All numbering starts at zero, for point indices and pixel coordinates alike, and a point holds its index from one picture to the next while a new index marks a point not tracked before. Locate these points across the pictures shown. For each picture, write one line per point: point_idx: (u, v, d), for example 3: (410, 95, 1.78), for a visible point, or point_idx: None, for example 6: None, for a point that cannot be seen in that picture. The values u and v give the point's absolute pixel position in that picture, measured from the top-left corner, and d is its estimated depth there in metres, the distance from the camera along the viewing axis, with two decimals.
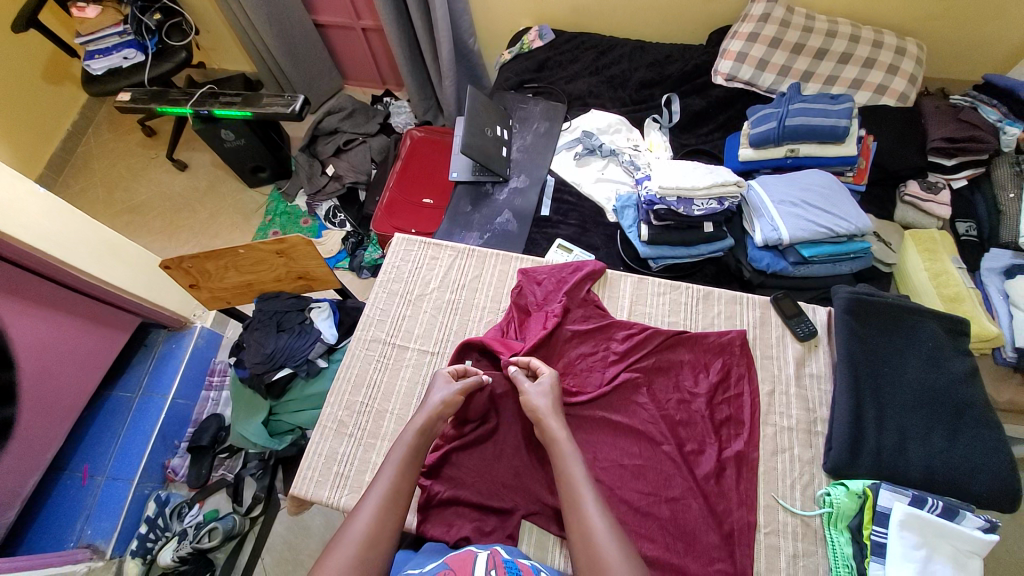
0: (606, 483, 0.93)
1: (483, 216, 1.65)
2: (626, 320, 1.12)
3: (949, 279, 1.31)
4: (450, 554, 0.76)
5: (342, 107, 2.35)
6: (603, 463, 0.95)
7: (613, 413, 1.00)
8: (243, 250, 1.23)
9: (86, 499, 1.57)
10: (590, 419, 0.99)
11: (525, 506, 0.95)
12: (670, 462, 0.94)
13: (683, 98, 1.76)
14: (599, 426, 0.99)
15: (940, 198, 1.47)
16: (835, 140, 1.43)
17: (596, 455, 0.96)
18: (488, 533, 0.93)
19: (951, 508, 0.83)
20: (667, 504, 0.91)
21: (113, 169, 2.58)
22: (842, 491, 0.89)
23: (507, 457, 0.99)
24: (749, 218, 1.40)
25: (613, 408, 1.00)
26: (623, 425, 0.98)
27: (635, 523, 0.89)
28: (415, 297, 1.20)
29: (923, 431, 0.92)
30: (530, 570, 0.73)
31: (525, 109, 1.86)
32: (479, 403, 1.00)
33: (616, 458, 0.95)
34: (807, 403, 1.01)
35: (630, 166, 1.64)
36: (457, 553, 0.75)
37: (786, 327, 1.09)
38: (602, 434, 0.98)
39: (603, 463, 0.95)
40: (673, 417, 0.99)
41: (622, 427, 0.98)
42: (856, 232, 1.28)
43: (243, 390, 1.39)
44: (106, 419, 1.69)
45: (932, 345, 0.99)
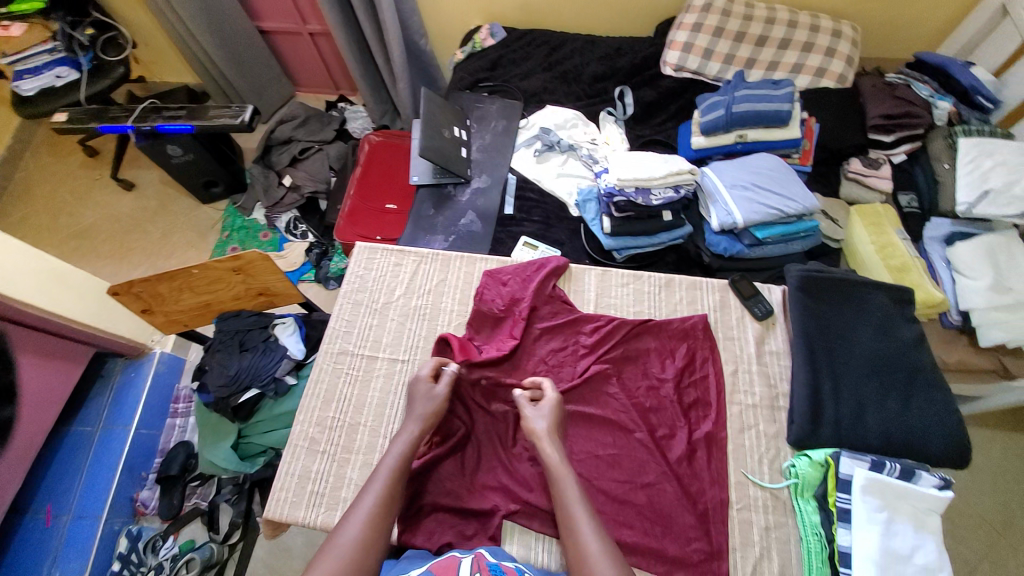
0: (588, 474, 0.94)
1: (446, 218, 1.64)
2: (593, 313, 1.13)
3: (894, 250, 1.38)
4: (434, 561, 0.75)
5: (294, 115, 2.29)
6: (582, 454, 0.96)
7: (586, 405, 1.01)
8: (197, 270, 1.19)
9: (52, 541, 1.48)
10: (564, 414, 1.00)
11: (505, 506, 0.93)
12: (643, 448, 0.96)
13: (636, 90, 1.80)
14: (571, 420, 0.99)
15: (881, 173, 1.55)
16: (780, 124, 1.49)
17: (574, 448, 0.97)
18: (470, 537, 0.91)
19: (908, 470, 0.87)
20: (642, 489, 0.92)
21: (52, 193, 2.43)
22: (806, 461, 0.92)
23: (486, 460, 0.99)
24: (705, 204, 1.44)
25: (583, 400, 1.01)
26: (597, 416, 0.99)
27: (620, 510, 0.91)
28: (381, 305, 1.17)
29: (878, 398, 0.96)
30: (515, 572, 0.73)
31: (481, 108, 1.85)
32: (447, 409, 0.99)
33: (594, 448, 0.97)
34: (770, 380, 1.04)
35: (588, 160, 1.65)
36: (440, 559, 0.75)
37: (744, 308, 1.12)
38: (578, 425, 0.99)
39: (583, 456, 0.96)
40: (647, 404, 1.00)
41: (595, 417, 0.99)
42: (805, 210, 1.33)
43: (209, 416, 1.33)
44: (67, 455, 1.60)
45: (881, 314, 1.04)
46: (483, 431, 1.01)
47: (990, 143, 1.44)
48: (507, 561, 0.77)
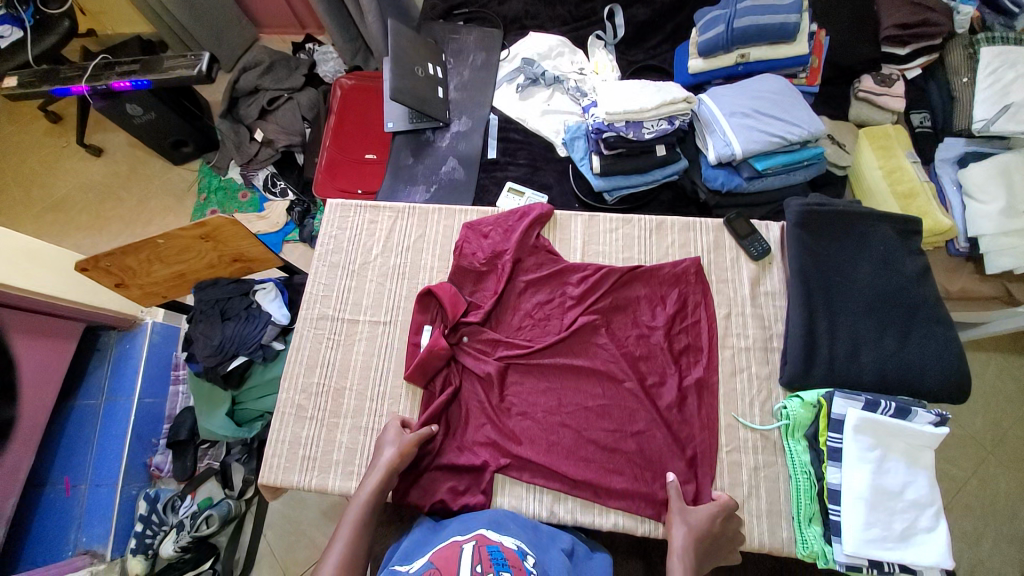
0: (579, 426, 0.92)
1: (427, 167, 1.54)
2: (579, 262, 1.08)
3: (903, 175, 1.29)
4: (435, 548, 0.76)
5: (258, 61, 2.10)
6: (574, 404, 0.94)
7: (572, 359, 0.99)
8: (162, 240, 1.13)
9: (74, 508, 1.56)
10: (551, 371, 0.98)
11: (494, 461, 0.93)
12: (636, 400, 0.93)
13: (627, 9, 1.61)
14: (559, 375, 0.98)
15: (894, 91, 1.40)
16: (785, 39, 1.34)
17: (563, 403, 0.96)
18: (463, 492, 0.93)
19: (904, 407, 0.85)
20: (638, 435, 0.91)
21: (19, 163, 2.32)
22: (797, 403, 0.89)
23: (475, 417, 0.97)
24: (701, 135, 1.33)
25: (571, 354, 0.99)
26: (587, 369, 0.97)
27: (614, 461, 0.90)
28: (358, 267, 1.12)
29: (875, 335, 0.92)
30: (516, 558, 0.73)
31: (457, 41, 1.68)
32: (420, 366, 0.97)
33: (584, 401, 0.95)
34: (763, 321, 1.00)
35: (575, 94, 1.52)
36: (442, 547, 0.75)
37: (740, 248, 1.06)
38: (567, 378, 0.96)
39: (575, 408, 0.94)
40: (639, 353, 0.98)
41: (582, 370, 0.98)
42: (809, 137, 1.23)
43: (202, 384, 1.33)
44: (75, 429, 1.64)
45: (884, 247, 0.97)
46: (470, 388, 0.99)
47: (1015, 52, 1.33)
48: (508, 540, 0.78)
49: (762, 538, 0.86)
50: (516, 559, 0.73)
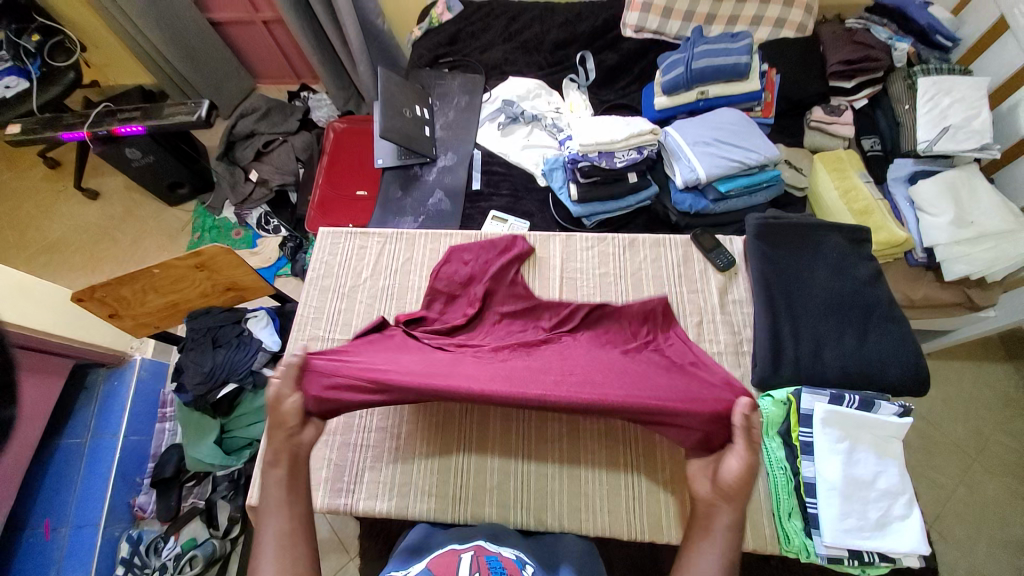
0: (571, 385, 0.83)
1: (415, 199, 1.63)
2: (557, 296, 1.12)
3: (857, 194, 1.40)
4: (433, 556, 0.77)
5: (255, 108, 2.23)
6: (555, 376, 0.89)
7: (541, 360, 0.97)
8: (158, 270, 1.17)
9: (53, 553, 1.47)
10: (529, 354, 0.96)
11: None
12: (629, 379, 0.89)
13: (597, 55, 1.78)
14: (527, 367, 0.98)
15: (842, 120, 1.55)
16: (739, 77, 1.48)
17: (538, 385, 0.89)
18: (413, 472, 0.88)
19: (868, 400, 0.89)
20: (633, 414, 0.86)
21: (15, 208, 2.37)
22: (769, 401, 0.95)
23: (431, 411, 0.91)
24: (668, 163, 1.45)
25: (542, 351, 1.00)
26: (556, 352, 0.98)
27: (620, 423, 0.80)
28: (349, 289, 1.18)
29: (836, 335, 0.98)
30: (514, 565, 0.74)
31: (443, 85, 1.82)
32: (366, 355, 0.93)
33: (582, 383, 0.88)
34: (733, 327, 1.06)
35: (553, 129, 1.64)
36: (439, 555, 0.76)
37: (707, 260, 1.14)
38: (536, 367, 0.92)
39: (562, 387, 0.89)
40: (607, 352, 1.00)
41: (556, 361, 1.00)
42: (766, 161, 1.34)
43: (191, 414, 1.33)
44: (61, 468, 1.56)
45: (838, 254, 1.05)
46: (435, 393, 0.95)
47: (948, 80, 1.45)
48: (507, 551, 0.80)
49: (747, 537, 0.89)
50: (514, 567, 0.74)
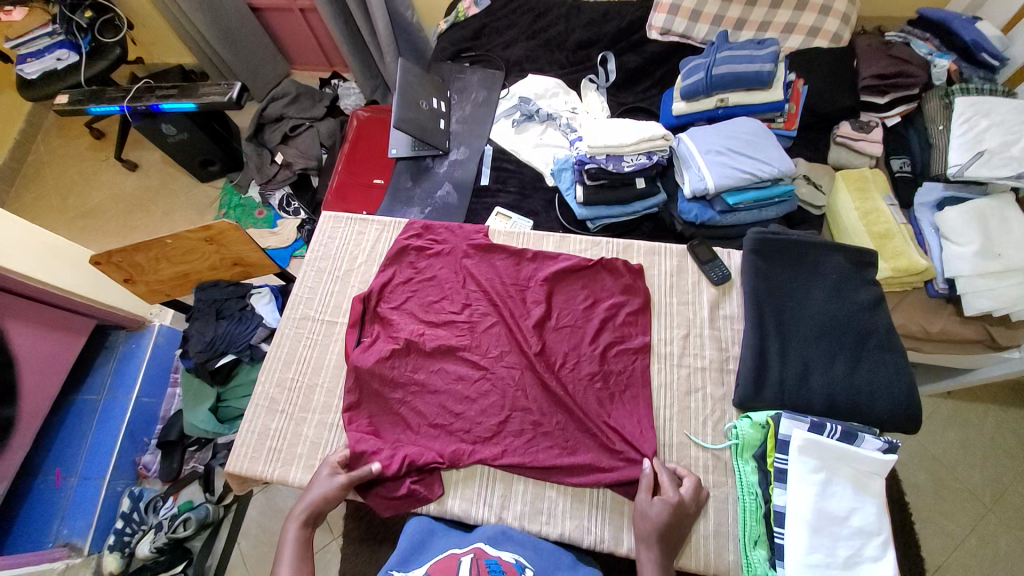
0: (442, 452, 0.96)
1: (423, 190, 1.64)
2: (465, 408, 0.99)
3: (878, 216, 1.34)
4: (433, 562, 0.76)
5: (285, 92, 2.31)
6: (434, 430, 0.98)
7: (579, 333, 1.03)
8: (170, 240, 1.23)
9: (60, 501, 1.65)
10: (435, 403, 1.00)
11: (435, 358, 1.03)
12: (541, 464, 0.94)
13: (620, 56, 1.75)
14: (451, 375, 1.02)
15: (871, 137, 1.47)
16: (762, 85, 1.42)
17: (603, 345, 1.01)
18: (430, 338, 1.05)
19: (852, 432, 0.84)
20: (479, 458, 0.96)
21: (63, 175, 2.54)
22: (747, 423, 0.90)
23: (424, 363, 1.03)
24: (679, 171, 1.41)
25: (485, 399, 1.00)
26: (435, 411, 1.00)
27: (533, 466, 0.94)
28: (344, 273, 1.17)
29: (826, 360, 0.92)
30: (513, 569, 0.75)
31: (462, 79, 1.83)
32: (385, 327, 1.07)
33: (433, 406, 1.00)
34: (720, 344, 1.01)
35: (566, 129, 1.63)
36: (441, 561, 0.76)
37: (702, 273, 1.08)
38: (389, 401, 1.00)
39: (430, 417, 0.99)
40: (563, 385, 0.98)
41: (513, 401, 0.99)
42: (780, 174, 1.28)
43: (191, 380, 1.37)
44: (74, 422, 1.75)
45: (837, 277, 0.98)
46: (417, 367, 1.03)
47: (987, 102, 1.35)
48: (506, 555, 0.80)
49: (706, 558, 0.85)
50: (513, 571, 0.75)
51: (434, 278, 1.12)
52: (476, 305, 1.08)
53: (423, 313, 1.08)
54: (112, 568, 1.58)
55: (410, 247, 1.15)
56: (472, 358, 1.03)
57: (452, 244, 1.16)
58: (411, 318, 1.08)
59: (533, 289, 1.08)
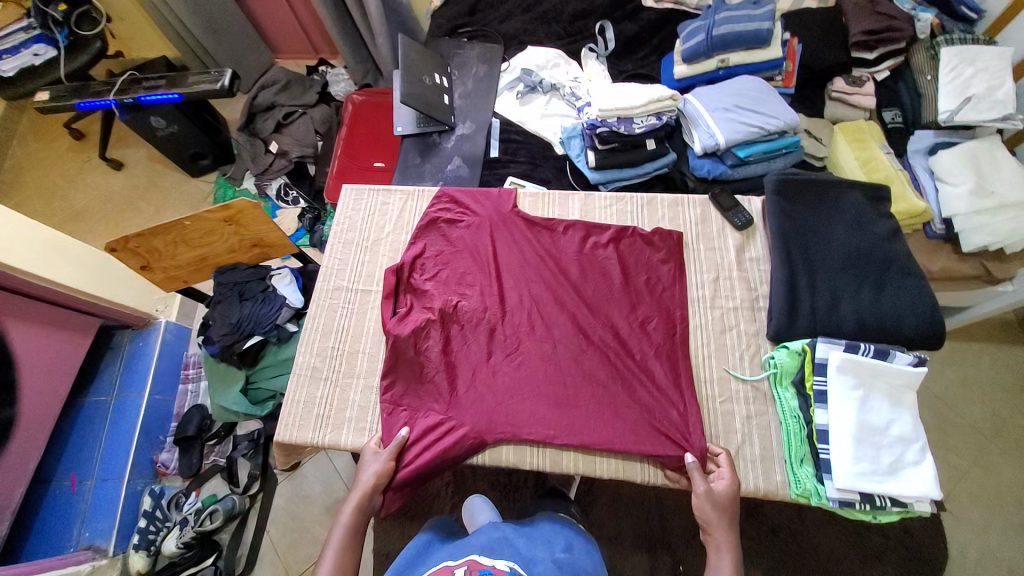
0: (475, 428, 0.93)
1: (434, 165, 1.64)
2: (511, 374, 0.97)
3: (877, 164, 1.40)
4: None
5: (275, 80, 2.28)
6: (467, 403, 0.95)
7: (619, 304, 1.01)
8: (190, 221, 1.21)
9: (79, 504, 1.62)
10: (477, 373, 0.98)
11: (474, 330, 1.01)
12: (579, 438, 0.91)
13: (617, 25, 1.77)
14: (485, 348, 0.99)
15: (864, 90, 1.53)
16: (761, 44, 1.47)
17: (643, 317, 1.00)
18: (466, 310, 1.03)
19: (884, 350, 0.90)
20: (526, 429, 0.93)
21: (45, 178, 2.44)
22: (784, 352, 0.95)
23: (463, 334, 1.01)
24: (688, 130, 1.45)
25: (522, 370, 0.97)
26: (474, 377, 0.97)
27: (572, 440, 0.91)
28: (372, 242, 1.16)
29: (853, 288, 0.97)
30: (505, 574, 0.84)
31: (462, 55, 1.83)
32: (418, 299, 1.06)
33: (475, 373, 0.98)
34: (749, 284, 1.05)
35: (572, 98, 1.65)
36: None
37: (724, 219, 1.12)
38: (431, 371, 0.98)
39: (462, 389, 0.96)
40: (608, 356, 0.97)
41: (557, 369, 0.97)
42: (786, 127, 1.33)
43: (217, 365, 1.36)
44: (83, 426, 1.71)
45: (856, 213, 1.03)
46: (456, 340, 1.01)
47: (971, 49, 1.43)
48: (500, 563, 0.88)
49: (756, 482, 0.90)
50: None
51: (463, 248, 1.10)
52: (510, 273, 1.06)
53: (457, 283, 1.07)
54: (140, 567, 1.57)
55: (440, 219, 1.14)
56: (511, 331, 1.01)
57: (482, 213, 1.13)
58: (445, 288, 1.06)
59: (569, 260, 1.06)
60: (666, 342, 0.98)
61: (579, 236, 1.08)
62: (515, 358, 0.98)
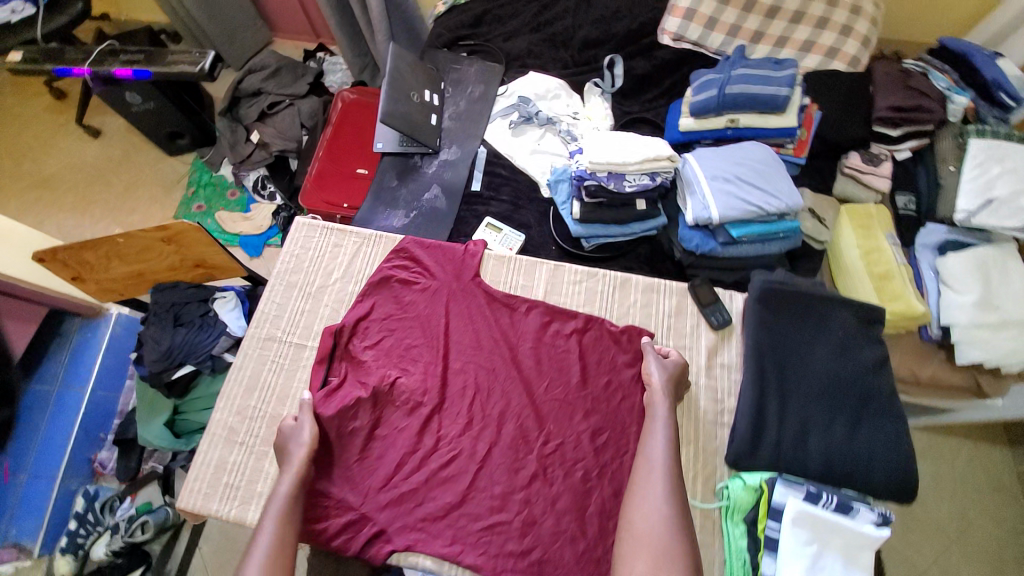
0: (390, 528, 0.89)
1: (410, 191, 1.52)
2: (441, 473, 0.92)
3: (880, 256, 1.30)
4: None
5: (264, 65, 2.14)
6: (388, 500, 0.90)
7: (571, 407, 0.95)
8: (122, 239, 1.13)
9: (8, 498, 1.48)
10: (406, 466, 0.93)
11: (409, 415, 0.96)
12: (497, 559, 0.86)
13: (628, 60, 1.64)
14: (415, 432, 0.95)
15: (880, 171, 1.42)
16: (775, 110, 1.35)
17: (594, 425, 0.94)
18: (402, 391, 0.97)
19: (846, 503, 0.82)
20: (446, 527, 0.89)
21: (17, 137, 2.31)
22: (739, 484, 0.86)
23: (395, 417, 0.96)
24: (682, 193, 1.33)
25: (451, 469, 0.92)
26: (398, 469, 0.92)
27: (489, 560, 0.86)
28: (316, 289, 1.08)
29: (826, 421, 0.88)
30: None
31: (459, 71, 1.70)
32: (352, 370, 0.99)
33: (399, 463, 0.93)
34: (716, 395, 0.96)
35: (567, 137, 1.53)
36: None
37: (701, 315, 1.03)
38: (353, 457, 0.93)
39: (384, 484, 0.91)
40: (545, 466, 0.92)
41: (487, 472, 0.92)
42: (787, 210, 1.22)
43: (146, 389, 1.28)
44: (23, 413, 1.57)
45: (844, 333, 0.94)
46: (387, 424, 0.96)
47: (1002, 146, 1.32)
48: None
49: None
50: None
51: (413, 317, 1.03)
52: (458, 355, 1.00)
53: (400, 358, 1.00)
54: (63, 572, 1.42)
55: (394, 277, 1.06)
56: (448, 421, 0.96)
57: (441, 279, 1.06)
58: (387, 361, 1.00)
59: (525, 351, 0.99)
60: (612, 462, 0.91)
61: (539, 322, 1.01)
62: (449, 453, 0.93)
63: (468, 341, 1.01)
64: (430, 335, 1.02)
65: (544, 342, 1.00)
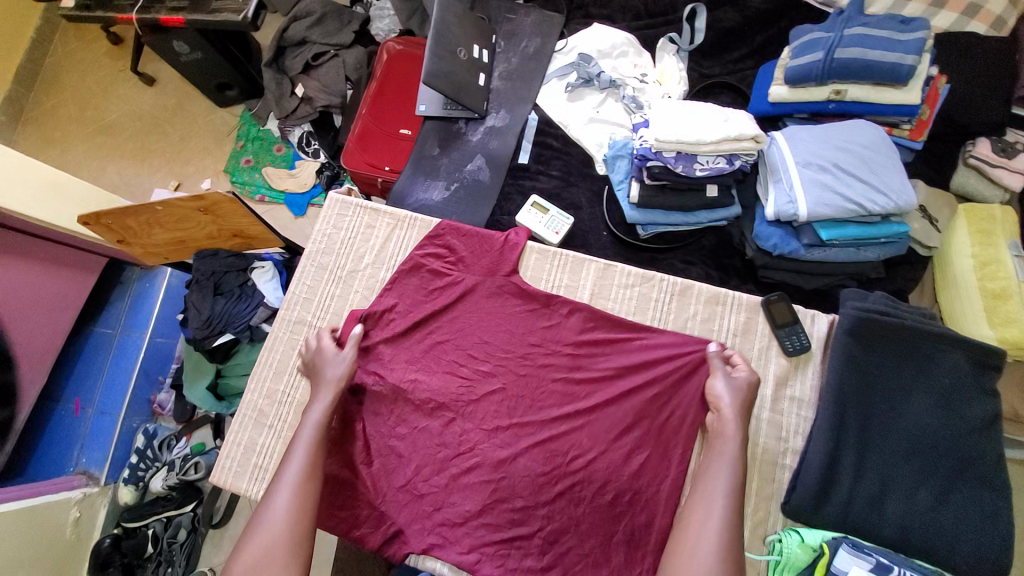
0: (408, 529, 0.88)
1: (452, 161, 1.40)
2: (465, 483, 0.89)
3: (996, 270, 1.08)
4: None
5: (309, 11, 2.01)
6: (406, 500, 0.89)
7: (609, 426, 0.89)
8: (161, 207, 1.11)
9: (79, 429, 1.57)
10: (430, 468, 0.90)
11: (437, 418, 0.93)
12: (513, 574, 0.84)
13: (711, 11, 1.39)
14: (440, 433, 0.92)
15: (1015, 164, 1.14)
16: (893, 83, 1.09)
17: (630, 448, 0.87)
18: (428, 391, 0.93)
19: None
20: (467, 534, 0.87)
21: (81, 82, 2.36)
22: (795, 540, 0.80)
23: (417, 418, 0.93)
24: (764, 182, 1.13)
25: (473, 478, 0.89)
26: (419, 471, 0.90)
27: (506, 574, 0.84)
28: (347, 274, 1.05)
29: (911, 485, 0.80)
30: None
31: (513, 21, 1.51)
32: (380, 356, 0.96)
33: (422, 465, 0.90)
34: (780, 432, 0.88)
35: (630, 105, 1.33)
36: None
37: (773, 337, 0.93)
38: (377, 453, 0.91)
39: (405, 484, 0.90)
40: (573, 487, 0.86)
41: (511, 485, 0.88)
42: (895, 211, 1.01)
43: (192, 352, 1.33)
44: (91, 354, 1.65)
45: (949, 384, 0.83)
46: (413, 424, 0.93)
47: None
48: None
49: None
50: None
51: (449, 313, 0.98)
52: (496, 360, 0.95)
53: (432, 357, 0.96)
54: (127, 499, 1.51)
55: (426, 266, 1.01)
56: (476, 429, 0.92)
57: (475, 273, 1.00)
58: (412, 358, 0.96)
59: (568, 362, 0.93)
60: (646, 489, 0.85)
61: (579, 328, 0.95)
62: (473, 460, 0.90)
63: (505, 345, 0.95)
64: (466, 334, 0.97)
65: (591, 353, 0.94)
